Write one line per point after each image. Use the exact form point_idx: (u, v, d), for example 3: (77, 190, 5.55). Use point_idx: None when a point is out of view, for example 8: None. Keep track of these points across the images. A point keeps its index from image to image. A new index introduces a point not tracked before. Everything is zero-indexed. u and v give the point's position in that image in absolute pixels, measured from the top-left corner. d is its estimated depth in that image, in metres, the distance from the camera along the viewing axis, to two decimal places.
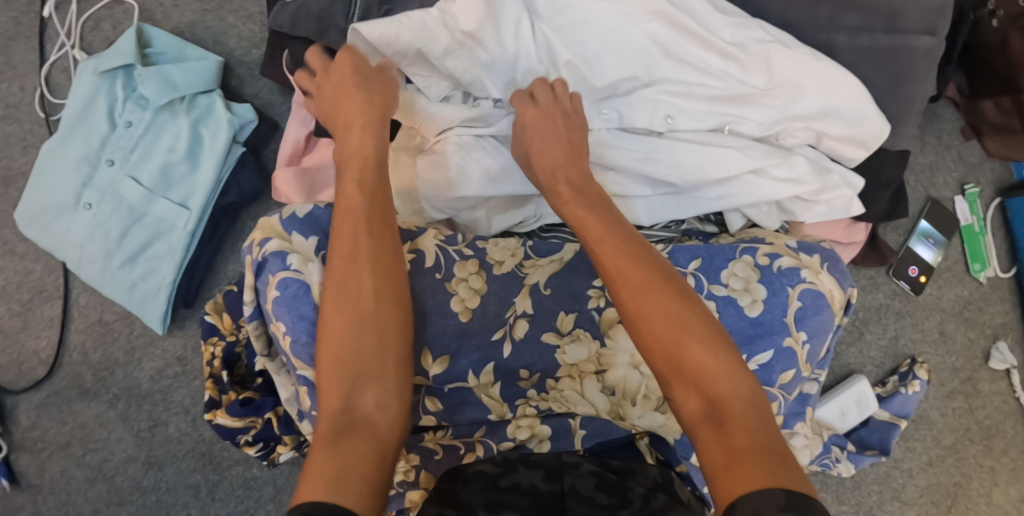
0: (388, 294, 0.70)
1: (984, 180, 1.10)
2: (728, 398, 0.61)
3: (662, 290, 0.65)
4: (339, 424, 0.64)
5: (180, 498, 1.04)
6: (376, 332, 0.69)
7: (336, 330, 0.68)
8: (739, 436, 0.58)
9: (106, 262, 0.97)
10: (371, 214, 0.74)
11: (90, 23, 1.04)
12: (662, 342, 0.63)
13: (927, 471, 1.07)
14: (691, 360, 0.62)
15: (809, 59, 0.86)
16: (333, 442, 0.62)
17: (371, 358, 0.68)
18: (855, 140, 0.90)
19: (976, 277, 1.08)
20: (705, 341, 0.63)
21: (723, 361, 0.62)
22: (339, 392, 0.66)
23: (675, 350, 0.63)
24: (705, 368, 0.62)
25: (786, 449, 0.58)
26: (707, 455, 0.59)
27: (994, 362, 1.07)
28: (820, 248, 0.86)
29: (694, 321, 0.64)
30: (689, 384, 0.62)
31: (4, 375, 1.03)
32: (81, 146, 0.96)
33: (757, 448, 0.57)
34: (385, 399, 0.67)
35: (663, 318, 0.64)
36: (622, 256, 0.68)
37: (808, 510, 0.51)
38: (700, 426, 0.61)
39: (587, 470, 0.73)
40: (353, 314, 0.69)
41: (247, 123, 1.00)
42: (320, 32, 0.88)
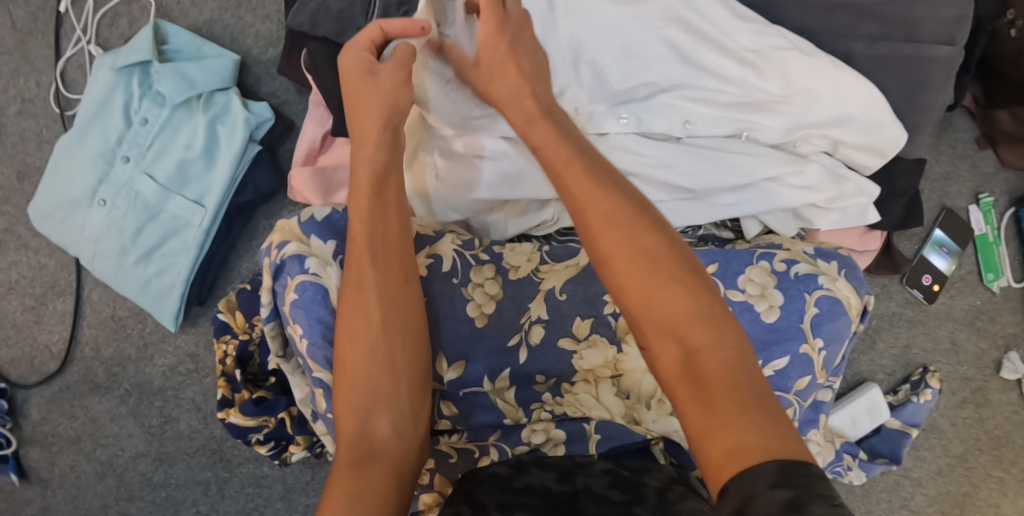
0: (402, 318, 0.73)
1: (998, 190, 1.09)
2: (702, 348, 0.62)
3: (640, 244, 0.66)
4: (356, 450, 0.67)
5: (190, 494, 1.04)
6: (390, 359, 0.71)
7: (352, 358, 0.71)
8: (720, 392, 0.59)
9: (120, 259, 0.97)
10: (385, 244, 0.75)
11: (106, 19, 1.04)
12: (635, 296, 0.65)
13: (936, 480, 1.08)
14: (662, 311, 0.64)
15: (828, 67, 0.85)
16: (353, 466, 0.65)
17: (386, 387, 0.70)
18: (872, 148, 0.90)
19: (989, 287, 1.08)
20: (686, 294, 0.64)
21: (704, 316, 0.63)
22: (355, 417, 0.69)
23: (656, 307, 0.64)
24: (686, 322, 0.63)
25: (770, 405, 0.59)
26: (688, 414, 0.60)
27: (1006, 372, 1.06)
28: (838, 255, 0.86)
29: (673, 277, 0.65)
30: (671, 341, 0.63)
31: (17, 368, 1.04)
32: (98, 143, 0.96)
33: (738, 405, 0.58)
34: (399, 424, 0.70)
35: (641, 274, 0.65)
36: (600, 209, 0.68)
37: (797, 474, 0.52)
38: (678, 379, 0.62)
39: (599, 469, 0.73)
40: (366, 342, 0.71)
41: (264, 122, 1.00)
42: (339, 32, 0.88)
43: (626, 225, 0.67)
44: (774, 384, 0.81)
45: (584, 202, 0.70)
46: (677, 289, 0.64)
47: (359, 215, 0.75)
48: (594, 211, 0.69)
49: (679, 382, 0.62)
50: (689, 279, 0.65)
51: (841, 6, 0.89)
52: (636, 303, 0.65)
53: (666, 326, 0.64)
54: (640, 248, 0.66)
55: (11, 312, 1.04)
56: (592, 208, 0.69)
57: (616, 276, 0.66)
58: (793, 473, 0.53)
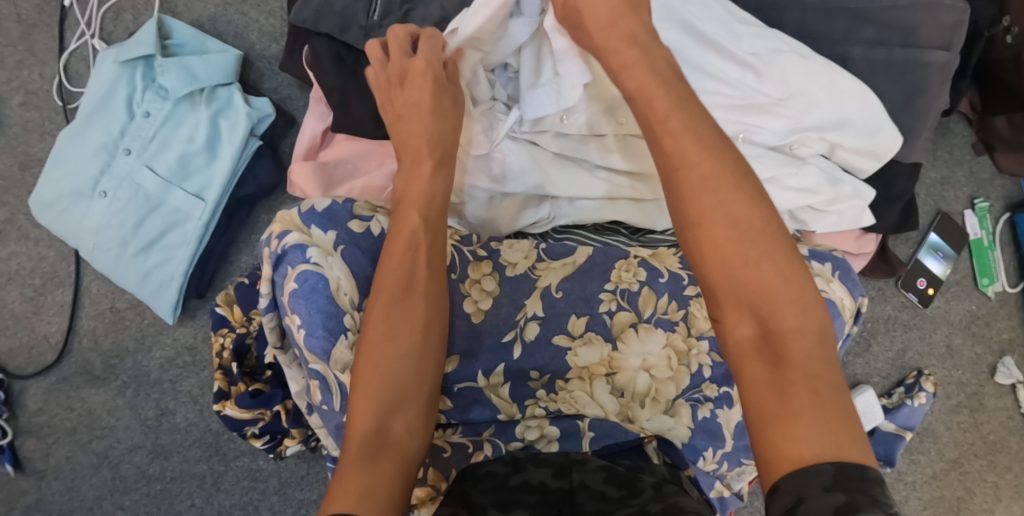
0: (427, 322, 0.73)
1: (994, 195, 1.10)
2: (789, 333, 0.60)
3: (737, 211, 0.62)
4: (367, 445, 0.65)
5: (185, 487, 1.04)
6: (414, 356, 0.71)
7: (373, 355, 0.70)
8: (795, 382, 0.58)
9: (121, 250, 0.97)
10: (397, 251, 0.74)
11: (111, 13, 1.05)
12: (722, 252, 0.62)
13: (930, 484, 1.08)
14: (750, 279, 0.61)
15: (825, 70, 0.86)
16: (365, 461, 0.64)
17: (409, 385, 0.70)
18: (867, 151, 0.90)
19: (984, 291, 1.08)
20: (774, 271, 0.61)
21: (792, 296, 0.60)
22: (374, 413, 0.67)
23: (738, 278, 0.61)
24: (770, 300, 0.60)
25: (842, 398, 0.57)
26: (758, 395, 0.59)
27: (1000, 376, 1.07)
28: (832, 257, 0.87)
29: (764, 252, 0.61)
30: (748, 315, 0.61)
31: (14, 359, 1.04)
32: (101, 134, 0.97)
33: (813, 400, 0.57)
34: (414, 425, 0.69)
35: (729, 238, 0.62)
36: (703, 168, 0.63)
37: (854, 488, 0.52)
38: (748, 354, 0.61)
39: (595, 465, 0.73)
40: (389, 345, 0.70)
41: (266, 117, 1.00)
42: (341, 28, 0.89)
43: (731, 188, 0.63)
44: None
45: (677, 147, 0.65)
46: (763, 262, 0.61)
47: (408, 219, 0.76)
48: (691, 166, 0.64)
49: (752, 359, 0.60)
50: (781, 255, 0.61)
51: (840, 11, 0.90)
52: (716, 269, 0.62)
53: (747, 300, 0.61)
54: (738, 213, 0.62)
55: (10, 302, 1.04)
56: (695, 156, 0.64)
57: (701, 240, 0.63)
58: (849, 476, 0.53)
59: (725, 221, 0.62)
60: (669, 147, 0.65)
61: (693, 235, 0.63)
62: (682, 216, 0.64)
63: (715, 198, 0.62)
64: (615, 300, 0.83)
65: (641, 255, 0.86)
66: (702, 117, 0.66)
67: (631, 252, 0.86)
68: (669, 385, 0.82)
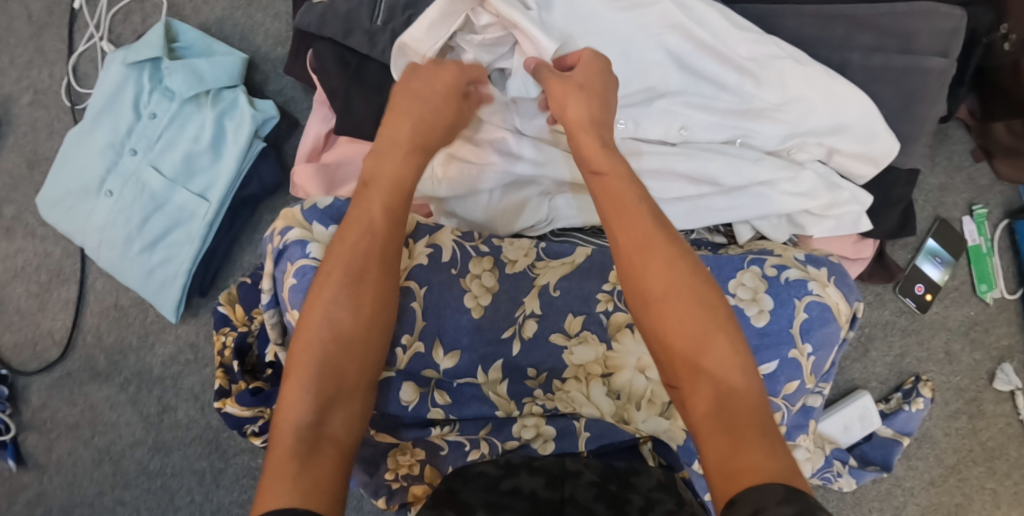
0: (372, 315, 0.71)
1: (993, 202, 1.10)
2: (732, 383, 0.63)
3: (686, 283, 0.66)
4: (305, 436, 0.65)
5: (185, 483, 1.05)
6: (356, 351, 0.69)
7: (305, 355, 0.68)
8: (747, 432, 0.60)
9: (125, 248, 0.99)
10: (347, 253, 0.72)
11: (120, 15, 1.07)
12: (667, 309, 0.66)
13: (929, 490, 1.08)
14: (693, 335, 0.65)
15: (822, 76, 0.87)
16: (298, 459, 0.63)
17: (350, 379, 0.69)
18: (865, 156, 0.91)
19: (983, 298, 1.08)
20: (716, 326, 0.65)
21: (735, 358, 0.64)
22: (310, 407, 0.66)
23: (692, 348, 0.64)
24: (709, 358, 0.64)
25: (779, 442, 0.60)
26: (708, 438, 0.61)
27: (999, 383, 1.07)
28: (828, 262, 0.88)
29: (705, 310, 0.65)
30: (702, 379, 0.63)
31: (19, 354, 1.05)
32: (108, 134, 0.98)
33: (761, 437, 0.60)
34: (352, 420, 0.68)
35: (673, 298, 0.66)
36: (654, 246, 0.67)
37: (806, 501, 0.53)
38: (696, 407, 0.63)
39: (587, 480, 0.72)
40: (328, 337, 0.69)
41: (270, 119, 1.02)
42: (345, 32, 0.90)
43: (677, 262, 0.67)
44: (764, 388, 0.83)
45: (627, 218, 0.69)
46: (705, 319, 0.65)
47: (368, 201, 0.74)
48: (651, 248, 0.67)
49: (706, 419, 0.62)
50: (726, 321, 0.65)
51: (838, 17, 0.91)
52: (664, 328, 0.66)
53: (690, 355, 0.64)
54: (679, 276, 0.66)
55: (16, 298, 1.06)
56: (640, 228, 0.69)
57: (658, 312, 0.66)
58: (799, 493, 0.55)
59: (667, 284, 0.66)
60: (619, 218, 0.70)
61: (650, 310, 0.67)
62: (631, 280, 0.68)
63: (659, 262, 0.67)
64: (612, 301, 0.84)
65: None
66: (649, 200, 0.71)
67: None
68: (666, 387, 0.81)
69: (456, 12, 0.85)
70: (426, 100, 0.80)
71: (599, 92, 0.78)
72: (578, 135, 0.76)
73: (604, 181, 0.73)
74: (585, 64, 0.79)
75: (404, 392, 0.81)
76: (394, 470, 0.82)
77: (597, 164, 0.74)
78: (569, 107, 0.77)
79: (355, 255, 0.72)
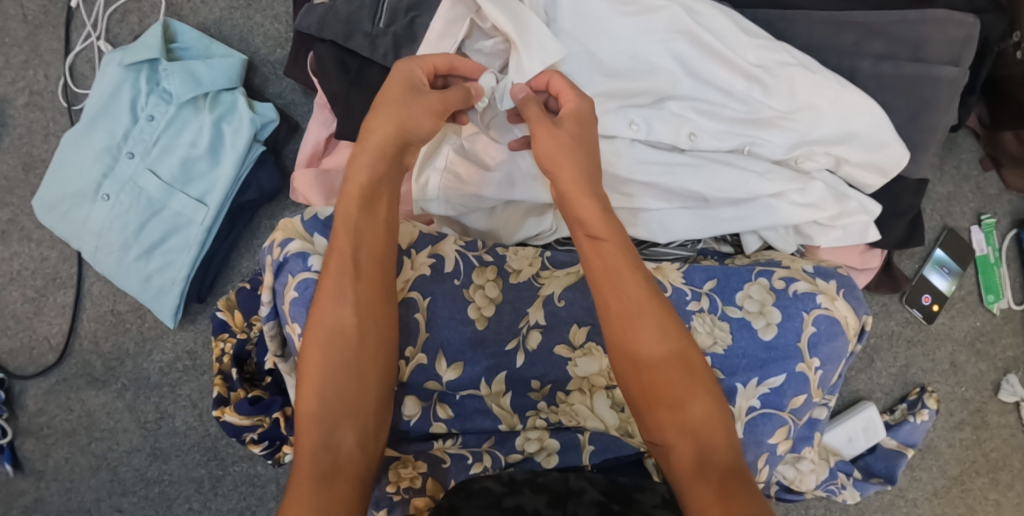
0: (370, 333, 0.72)
1: (1001, 211, 1.09)
2: (713, 439, 0.66)
3: (668, 349, 0.69)
4: (320, 463, 0.66)
5: (183, 491, 1.04)
6: (359, 371, 0.70)
7: (310, 382, 0.69)
8: (732, 486, 0.62)
9: (122, 253, 0.97)
10: (340, 279, 0.72)
11: (117, 15, 1.05)
12: (651, 368, 0.68)
13: (931, 501, 1.07)
14: (674, 394, 0.67)
15: (832, 84, 0.86)
16: (315, 482, 0.65)
17: (354, 400, 0.69)
18: (874, 166, 0.89)
19: (990, 308, 1.08)
20: (696, 385, 0.68)
21: (715, 419, 0.67)
22: (321, 430, 0.68)
23: (675, 410, 0.67)
24: (691, 416, 0.67)
25: (759, 492, 0.63)
26: (694, 492, 0.63)
27: (1004, 394, 1.06)
28: (837, 274, 0.87)
29: (683, 370, 0.68)
30: (687, 438, 0.66)
31: (15, 359, 1.04)
32: (104, 138, 0.97)
33: (744, 490, 0.62)
34: (363, 439, 0.69)
35: (654, 358, 0.69)
36: (642, 313, 0.70)
37: None
38: (682, 462, 0.66)
39: (591, 498, 0.70)
40: (334, 368, 0.70)
41: (269, 122, 1.00)
42: (346, 35, 0.89)
43: (660, 331, 0.69)
44: (770, 401, 0.81)
45: (613, 281, 0.71)
46: (686, 378, 0.68)
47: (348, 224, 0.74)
48: (635, 319, 0.70)
49: (687, 474, 0.65)
50: (704, 383, 0.68)
51: (848, 24, 0.90)
52: (647, 385, 0.68)
53: (674, 413, 0.67)
54: (656, 336, 0.69)
55: (12, 302, 1.04)
56: (623, 290, 0.71)
57: (643, 378, 0.69)
58: None
59: (647, 345, 0.69)
60: (604, 280, 0.72)
61: (637, 376, 0.69)
62: (617, 338, 0.70)
63: (639, 323, 0.69)
64: None
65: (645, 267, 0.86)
66: (636, 266, 0.72)
67: None
68: None
69: (461, 17, 0.85)
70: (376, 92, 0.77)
71: (587, 147, 0.76)
72: (575, 195, 0.74)
73: (600, 246, 0.73)
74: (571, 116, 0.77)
75: (404, 406, 0.80)
76: (395, 483, 0.78)
77: (593, 227, 0.74)
78: (563, 167, 0.75)
79: (350, 274, 0.72)
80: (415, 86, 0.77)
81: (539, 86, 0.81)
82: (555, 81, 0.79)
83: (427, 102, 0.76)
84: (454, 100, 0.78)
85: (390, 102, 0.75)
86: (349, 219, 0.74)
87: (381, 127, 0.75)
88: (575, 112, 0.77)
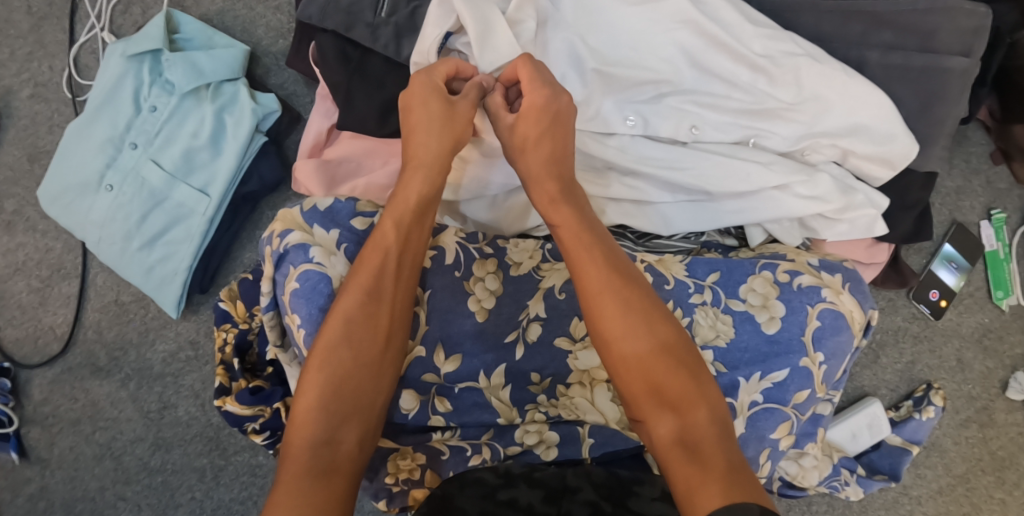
0: (397, 334, 0.73)
1: (1012, 206, 1.07)
2: (696, 419, 0.67)
3: (637, 323, 0.71)
4: (321, 456, 0.67)
5: (186, 480, 1.05)
6: (371, 368, 0.71)
7: (319, 372, 0.70)
8: (712, 464, 0.64)
9: (126, 244, 0.98)
10: (367, 274, 0.73)
11: (120, 6, 1.05)
12: (625, 348, 0.70)
13: (936, 499, 1.06)
14: (651, 372, 0.69)
15: (839, 75, 0.84)
16: (313, 476, 0.65)
17: (366, 399, 0.71)
18: (882, 159, 0.87)
19: (998, 305, 1.06)
20: (671, 362, 0.69)
21: (698, 395, 0.68)
22: (328, 424, 0.68)
23: (653, 388, 0.69)
24: (669, 394, 0.68)
25: (750, 475, 0.64)
26: (677, 471, 0.65)
27: (1012, 392, 1.04)
28: (843, 268, 0.86)
29: (659, 347, 0.70)
30: (666, 416, 0.68)
31: (20, 349, 1.05)
32: (108, 128, 0.97)
33: (723, 467, 0.64)
34: (365, 437, 0.70)
35: (629, 335, 0.70)
36: (607, 292, 0.72)
37: None
38: (667, 448, 0.67)
39: (584, 498, 0.70)
40: (347, 362, 0.70)
41: (271, 113, 1.00)
42: (348, 25, 0.88)
43: (626, 308, 0.71)
44: (772, 396, 0.81)
45: (585, 263, 0.74)
46: (663, 355, 0.70)
47: (393, 221, 0.76)
48: (603, 296, 0.72)
49: (671, 454, 0.66)
50: (681, 359, 0.70)
51: (857, 14, 0.88)
52: (624, 366, 0.70)
53: (653, 393, 0.69)
54: (627, 314, 0.71)
55: (17, 293, 1.05)
56: (591, 267, 0.73)
57: (617, 356, 0.70)
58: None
59: (621, 323, 0.71)
60: (575, 260, 0.74)
61: (609, 353, 0.71)
62: (590, 317, 0.72)
63: (612, 299, 0.71)
64: None
65: (648, 259, 0.85)
66: (603, 241, 0.76)
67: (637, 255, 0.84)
68: None
69: (449, 13, 0.83)
70: (412, 106, 0.79)
71: (557, 128, 0.79)
72: (541, 179, 0.79)
73: (562, 218, 0.77)
74: (532, 109, 0.78)
75: (403, 400, 0.80)
76: (394, 475, 0.80)
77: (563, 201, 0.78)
78: (532, 151, 0.79)
79: (382, 270, 0.74)
80: (446, 94, 0.80)
81: (508, 78, 0.82)
82: (520, 69, 0.79)
83: (464, 112, 0.80)
84: (477, 98, 0.81)
85: (434, 117, 0.78)
86: (399, 222, 0.76)
87: (435, 147, 0.79)
88: (530, 112, 0.78)
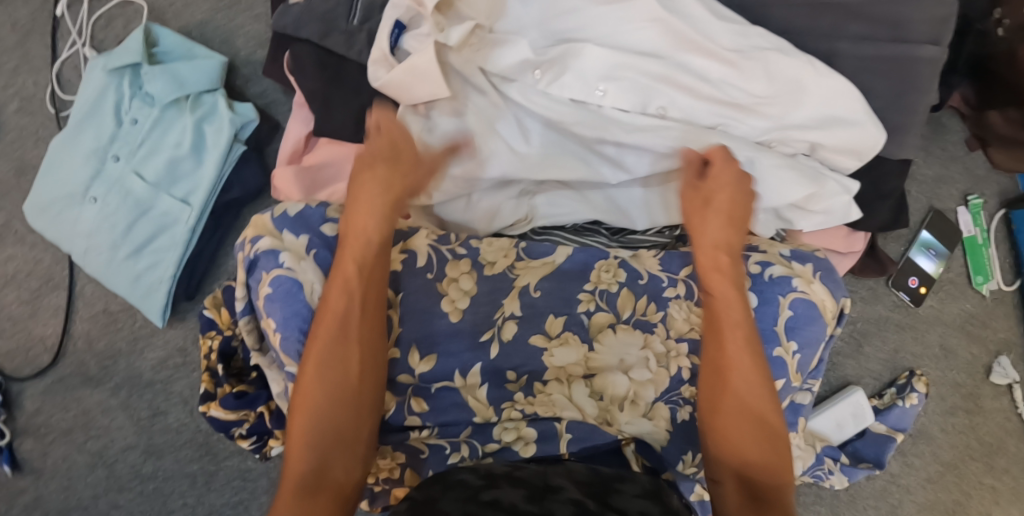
0: (369, 359, 0.74)
1: (989, 192, 1.08)
2: (756, 457, 0.71)
3: (745, 363, 0.74)
4: (309, 481, 0.69)
5: (177, 487, 1.06)
6: (346, 395, 0.73)
7: (303, 403, 0.72)
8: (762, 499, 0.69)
9: (111, 254, 0.99)
10: (333, 303, 0.75)
11: (102, 22, 1.07)
12: (716, 379, 0.75)
13: (926, 487, 1.06)
14: (731, 405, 0.73)
15: (806, 67, 0.85)
16: (300, 498, 0.68)
17: (348, 422, 0.72)
18: (851, 150, 0.88)
19: (978, 290, 1.07)
20: (754, 399, 0.73)
21: (768, 435, 0.72)
22: (311, 452, 0.70)
23: (730, 418, 0.73)
24: (745, 428, 0.72)
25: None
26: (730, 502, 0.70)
27: (996, 376, 1.05)
28: (813, 257, 0.87)
29: (749, 383, 0.74)
30: (731, 448, 0.72)
31: (12, 361, 1.07)
32: (93, 141, 0.99)
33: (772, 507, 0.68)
34: (354, 461, 0.72)
35: (731, 365, 0.74)
36: (742, 327, 0.76)
37: None
38: (725, 477, 0.72)
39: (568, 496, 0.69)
40: (326, 392, 0.72)
41: (248, 122, 1.02)
42: (322, 33, 0.89)
43: (745, 347, 0.75)
44: None
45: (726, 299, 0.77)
46: (749, 393, 0.73)
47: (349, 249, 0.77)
48: (726, 325, 0.76)
49: (729, 483, 0.71)
50: (768, 400, 0.73)
51: (825, 7, 0.88)
52: (712, 395, 0.74)
53: (727, 426, 0.73)
54: (731, 349, 0.75)
55: (8, 305, 1.07)
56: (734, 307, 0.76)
57: (709, 384, 0.75)
58: None
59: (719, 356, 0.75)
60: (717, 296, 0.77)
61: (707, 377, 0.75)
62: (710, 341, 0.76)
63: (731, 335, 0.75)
64: (593, 301, 0.83)
65: (621, 255, 0.87)
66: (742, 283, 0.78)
67: (611, 252, 0.86)
68: (648, 388, 0.82)
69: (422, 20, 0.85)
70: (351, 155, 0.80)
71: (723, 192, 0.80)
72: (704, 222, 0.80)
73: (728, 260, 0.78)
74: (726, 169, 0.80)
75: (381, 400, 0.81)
76: (375, 475, 0.81)
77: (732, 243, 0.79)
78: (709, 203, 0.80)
79: (347, 296, 0.75)
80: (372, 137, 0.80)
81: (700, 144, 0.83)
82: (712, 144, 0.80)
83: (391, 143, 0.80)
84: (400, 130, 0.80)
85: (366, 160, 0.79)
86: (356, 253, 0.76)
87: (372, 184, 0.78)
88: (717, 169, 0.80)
